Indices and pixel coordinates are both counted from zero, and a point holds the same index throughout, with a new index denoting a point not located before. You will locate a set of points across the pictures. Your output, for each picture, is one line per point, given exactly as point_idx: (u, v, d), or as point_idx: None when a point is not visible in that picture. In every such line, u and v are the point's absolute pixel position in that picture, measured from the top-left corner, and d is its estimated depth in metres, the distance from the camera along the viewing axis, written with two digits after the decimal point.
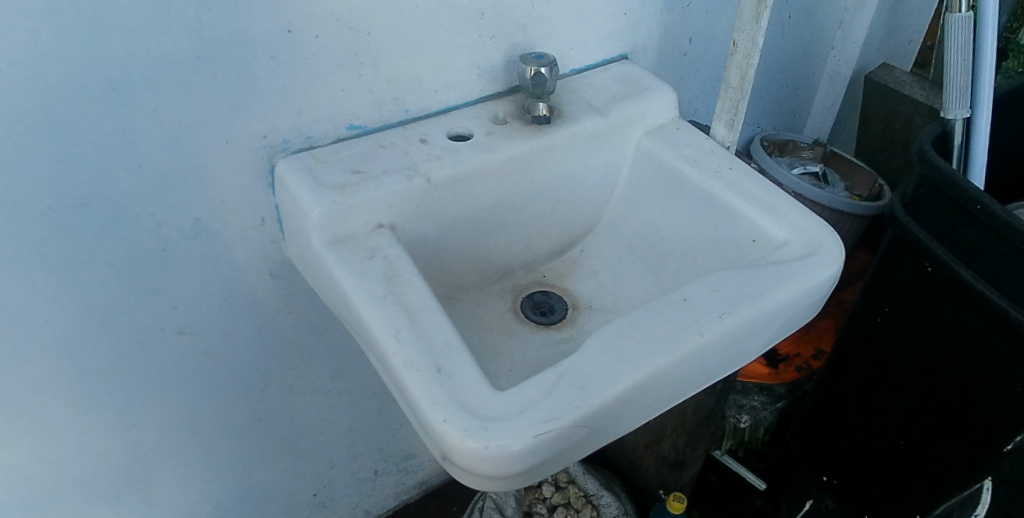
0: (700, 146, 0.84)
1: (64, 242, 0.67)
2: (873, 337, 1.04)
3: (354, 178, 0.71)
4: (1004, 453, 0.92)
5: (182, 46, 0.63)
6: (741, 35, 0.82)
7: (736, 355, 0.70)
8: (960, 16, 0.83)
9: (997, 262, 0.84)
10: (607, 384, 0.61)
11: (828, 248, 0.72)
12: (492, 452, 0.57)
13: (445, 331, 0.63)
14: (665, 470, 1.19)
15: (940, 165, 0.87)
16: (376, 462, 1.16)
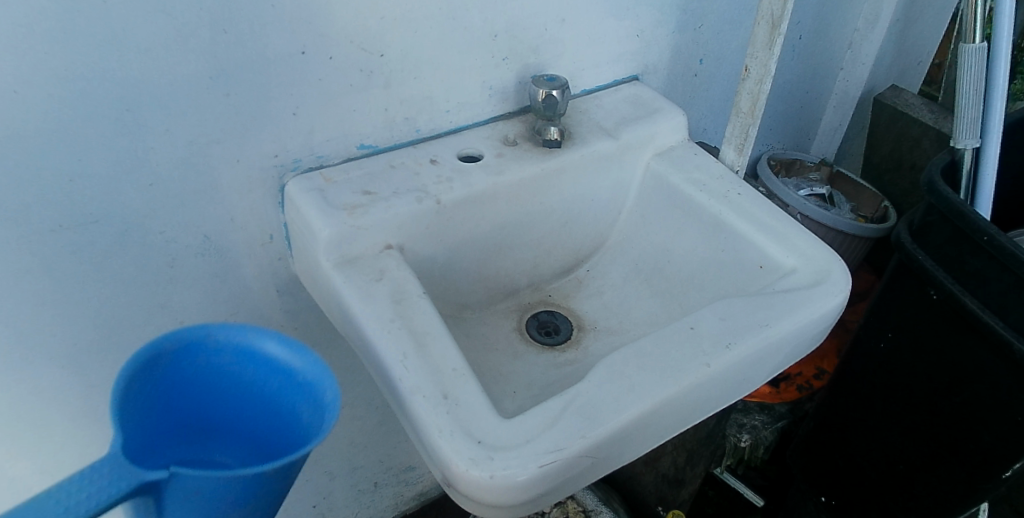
0: (709, 170, 0.84)
1: (74, 260, 0.67)
2: (874, 361, 1.04)
3: (364, 198, 0.71)
4: (1003, 480, 0.92)
5: (197, 66, 0.63)
6: (753, 62, 0.81)
7: (742, 384, 0.70)
8: (974, 46, 0.83)
9: (1002, 293, 0.84)
10: (614, 413, 0.61)
11: (835, 278, 0.72)
12: (498, 482, 0.56)
13: (453, 358, 0.63)
14: (664, 487, 1.19)
15: (947, 194, 0.87)
16: (376, 473, 1.16)
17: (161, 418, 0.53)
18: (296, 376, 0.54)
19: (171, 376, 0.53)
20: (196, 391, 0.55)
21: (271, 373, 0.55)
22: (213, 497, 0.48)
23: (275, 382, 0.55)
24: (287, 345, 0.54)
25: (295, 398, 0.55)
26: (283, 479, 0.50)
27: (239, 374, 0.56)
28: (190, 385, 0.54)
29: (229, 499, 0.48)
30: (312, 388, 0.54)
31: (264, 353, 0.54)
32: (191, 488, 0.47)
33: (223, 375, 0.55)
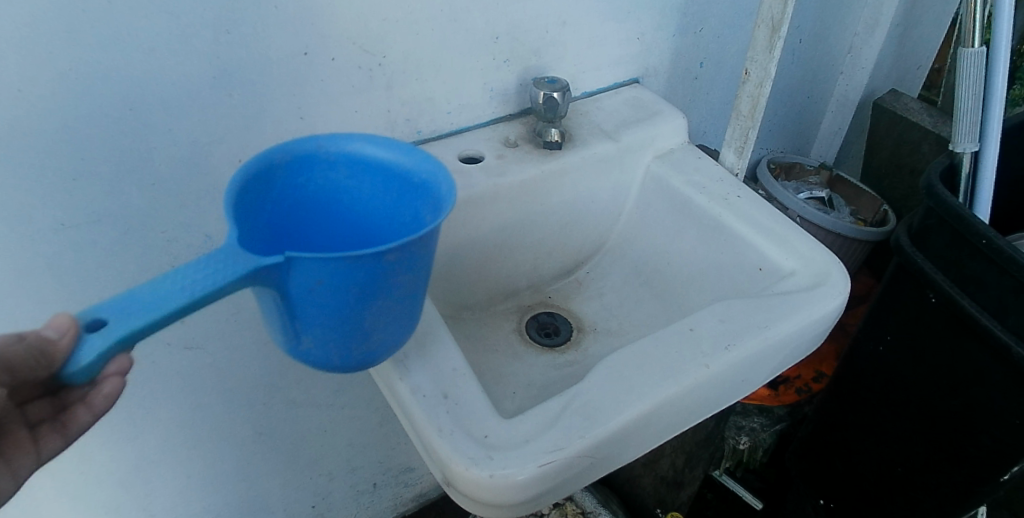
0: (709, 173, 0.84)
1: (76, 259, 0.67)
2: (874, 364, 1.04)
3: None
4: (1002, 483, 0.92)
5: (199, 67, 0.63)
6: (753, 65, 0.82)
7: (742, 385, 0.70)
8: (973, 51, 0.83)
9: (1001, 296, 0.84)
10: (613, 414, 0.61)
11: (835, 280, 0.72)
12: (497, 481, 0.57)
13: (453, 358, 0.64)
14: (663, 489, 1.19)
15: (946, 197, 0.88)
16: (375, 474, 1.16)
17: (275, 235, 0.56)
18: (410, 178, 0.56)
19: (285, 191, 0.55)
20: (309, 206, 0.57)
21: (383, 189, 0.58)
22: (338, 292, 0.49)
23: (392, 192, 0.58)
24: (395, 149, 0.57)
25: (414, 202, 0.57)
26: (407, 272, 0.51)
27: (354, 193, 0.58)
28: (313, 201, 0.57)
29: (355, 290, 0.50)
30: (429, 187, 0.56)
31: (373, 161, 0.57)
32: (319, 276, 0.48)
33: (340, 190, 0.58)
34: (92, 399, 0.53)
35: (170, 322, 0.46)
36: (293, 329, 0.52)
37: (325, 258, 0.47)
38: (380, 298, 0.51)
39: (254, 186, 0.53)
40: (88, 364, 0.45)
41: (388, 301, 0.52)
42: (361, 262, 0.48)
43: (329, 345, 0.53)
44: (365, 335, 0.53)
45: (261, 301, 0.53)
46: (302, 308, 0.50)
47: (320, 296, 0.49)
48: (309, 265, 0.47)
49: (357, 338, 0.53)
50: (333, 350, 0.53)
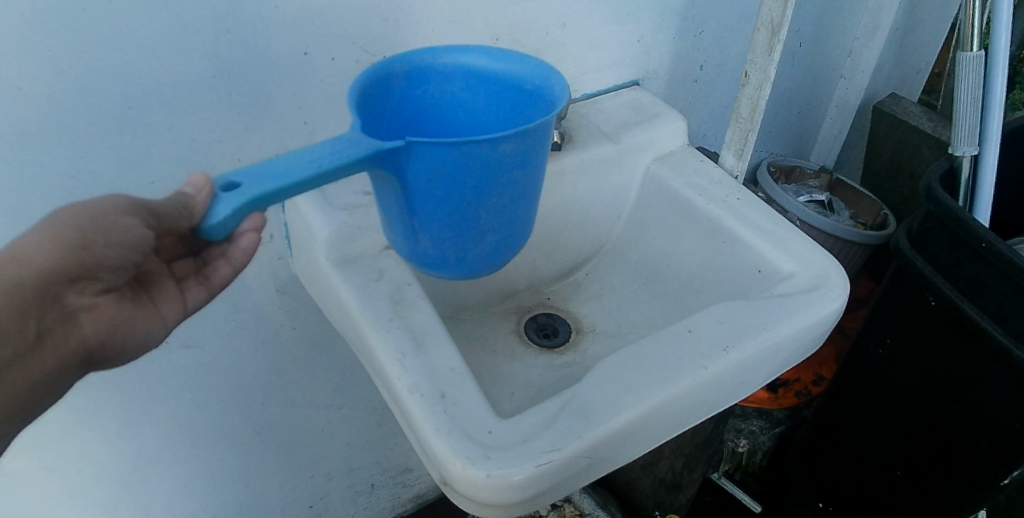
0: (708, 175, 0.84)
1: None
2: (873, 367, 1.04)
3: (365, 199, 0.72)
4: (1001, 487, 0.92)
5: (199, 66, 0.63)
6: (753, 67, 0.82)
7: (740, 387, 0.70)
8: (972, 55, 0.83)
9: (1000, 299, 0.84)
10: (611, 415, 0.61)
11: (833, 282, 0.72)
12: (495, 481, 0.56)
13: (451, 358, 0.64)
14: (662, 491, 1.19)
15: (945, 200, 0.88)
16: (373, 475, 1.16)
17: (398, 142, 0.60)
18: (522, 85, 0.60)
19: (404, 101, 0.60)
20: (428, 118, 0.62)
21: (495, 101, 0.62)
22: (456, 183, 0.53)
23: (506, 101, 0.62)
24: (507, 59, 0.61)
25: (526, 109, 0.61)
26: (518, 168, 0.55)
27: (469, 105, 0.62)
28: (431, 112, 0.62)
29: (471, 181, 0.53)
30: (540, 95, 0.59)
31: (489, 74, 0.61)
32: (441, 165, 0.52)
33: (457, 104, 0.62)
34: (231, 254, 0.61)
35: (297, 190, 0.49)
36: (412, 227, 0.57)
37: (443, 146, 0.51)
38: (494, 192, 0.55)
39: (378, 93, 0.57)
40: (221, 222, 0.49)
41: (503, 197, 0.56)
42: (478, 149, 0.52)
43: (445, 244, 0.58)
44: (479, 234, 0.58)
45: (383, 201, 0.57)
46: (419, 202, 0.55)
47: (438, 186, 0.53)
48: (428, 149, 0.51)
49: (471, 238, 0.57)
50: (448, 248, 0.58)
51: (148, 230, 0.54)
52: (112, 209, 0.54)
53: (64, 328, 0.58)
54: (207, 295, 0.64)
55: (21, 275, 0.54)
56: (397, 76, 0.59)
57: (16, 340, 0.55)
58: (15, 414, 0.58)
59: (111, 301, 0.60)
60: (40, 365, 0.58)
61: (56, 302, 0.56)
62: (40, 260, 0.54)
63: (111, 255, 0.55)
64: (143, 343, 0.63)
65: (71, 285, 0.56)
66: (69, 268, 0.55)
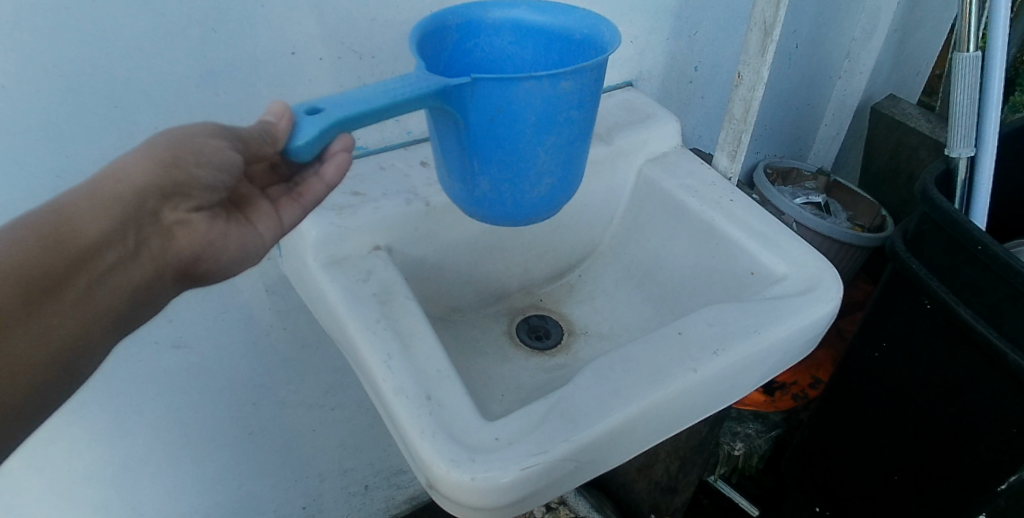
0: (701, 177, 0.84)
1: None
2: (870, 370, 1.03)
3: (353, 199, 0.72)
4: (1000, 492, 0.91)
5: (185, 65, 0.63)
6: (746, 68, 0.81)
7: (731, 389, 0.69)
8: (970, 56, 0.83)
9: (996, 303, 0.83)
10: (597, 418, 0.60)
11: (826, 286, 0.72)
12: (479, 484, 0.56)
13: (438, 359, 0.63)
14: (657, 494, 1.18)
15: (941, 202, 0.87)
16: (367, 476, 1.15)
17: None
18: (571, 36, 0.62)
19: (455, 54, 0.62)
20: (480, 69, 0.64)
21: (545, 52, 0.64)
22: (516, 121, 0.55)
23: (555, 54, 0.63)
24: (553, 10, 0.62)
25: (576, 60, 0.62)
26: (576, 108, 0.57)
27: (517, 58, 0.64)
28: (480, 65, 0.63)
29: (532, 122, 0.56)
30: (589, 43, 0.61)
31: (541, 26, 0.63)
32: (502, 104, 0.54)
33: (505, 57, 0.64)
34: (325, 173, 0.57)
35: (375, 119, 0.51)
36: (472, 170, 0.59)
37: (507, 82, 0.53)
38: (552, 132, 0.57)
39: (432, 46, 0.59)
40: (306, 145, 0.50)
41: (559, 137, 0.58)
42: (537, 87, 0.54)
43: (502, 187, 0.59)
44: (535, 175, 0.60)
45: (441, 144, 0.59)
46: (479, 144, 0.57)
47: (499, 124, 0.55)
48: (490, 85, 0.53)
49: (528, 180, 0.59)
50: (508, 190, 0.60)
51: (237, 154, 0.53)
52: (201, 130, 0.53)
53: (159, 243, 0.56)
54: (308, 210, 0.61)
55: (115, 189, 0.53)
56: (450, 30, 0.60)
57: (114, 252, 0.54)
58: (115, 324, 0.56)
59: (207, 217, 0.57)
60: (136, 278, 0.56)
61: (152, 216, 0.55)
62: (133, 175, 0.53)
63: (205, 174, 0.54)
64: (243, 260, 0.60)
65: (163, 197, 0.54)
66: (161, 179, 0.54)
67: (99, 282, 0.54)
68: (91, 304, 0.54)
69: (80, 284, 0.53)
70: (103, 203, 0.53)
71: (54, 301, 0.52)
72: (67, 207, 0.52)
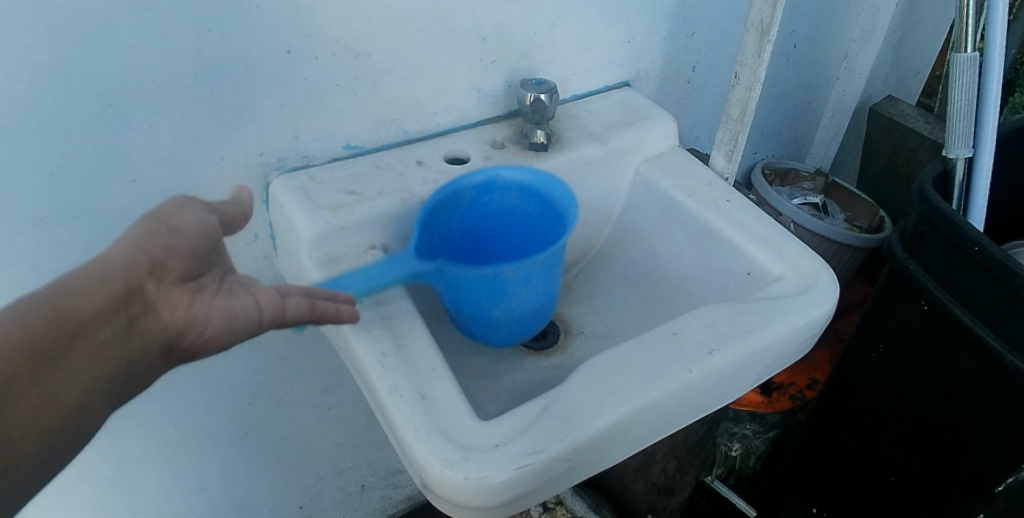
0: (698, 176, 0.84)
1: (56, 254, 0.67)
2: (867, 371, 1.03)
3: (348, 198, 0.72)
4: (997, 494, 0.91)
5: (179, 65, 0.63)
6: (743, 68, 0.81)
7: (727, 389, 0.69)
8: (966, 57, 0.82)
9: (993, 304, 0.83)
10: (592, 417, 0.60)
11: (822, 286, 0.72)
12: (473, 484, 0.56)
13: (432, 359, 0.63)
14: (654, 495, 1.18)
15: (938, 203, 0.87)
16: (364, 476, 1.15)
17: (461, 238, 0.77)
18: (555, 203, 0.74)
19: (469, 206, 0.75)
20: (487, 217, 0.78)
21: (542, 212, 0.77)
22: (475, 290, 0.71)
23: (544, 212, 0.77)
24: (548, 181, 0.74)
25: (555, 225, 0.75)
26: (516, 268, 0.69)
27: (522, 211, 0.78)
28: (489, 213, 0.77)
29: (486, 288, 0.70)
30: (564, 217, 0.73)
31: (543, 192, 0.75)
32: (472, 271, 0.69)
33: (512, 208, 0.78)
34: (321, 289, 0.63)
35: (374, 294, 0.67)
36: (446, 297, 0.73)
37: (464, 268, 0.69)
38: (501, 281, 0.70)
39: (447, 203, 0.73)
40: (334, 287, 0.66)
41: (524, 292, 0.72)
42: (491, 275, 0.69)
43: (462, 306, 0.73)
44: (494, 321, 0.74)
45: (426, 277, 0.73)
46: (453, 291, 0.72)
47: (462, 288, 0.71)
48: (455, 272, 0.69)
49: (484, 305, 0.72)
50: (479, 328, 0.75)
51: (203, 220, 0.60)
52: (173, 204, 0.60)
53: (148, 316, 0.58)
54: (309, 314, 0.62)
55: (106, 266, 0.57)
56: (464, 185, 0.74)
57: (104, 324, 0.56)
58: (108, 395, 0.57)
59: (194, 291, 0.60)
60: (127, 349, 0.58)
61: (140, 292, 0.58)
62: (118, 252, 0.57)
63: (182, 242, 0.59)
64: (234, 337, 0.62)
65: (152, 273, 0.58)
66: (147, 255, 0.58)
67: (91, 354, 0.56)
68: (83, 371, 0.55)
69: (75, 356, 0.55)
70: (97, 280, 0.56)
71: (48, 372, 0.54)
72: (53, 289, 0.56)
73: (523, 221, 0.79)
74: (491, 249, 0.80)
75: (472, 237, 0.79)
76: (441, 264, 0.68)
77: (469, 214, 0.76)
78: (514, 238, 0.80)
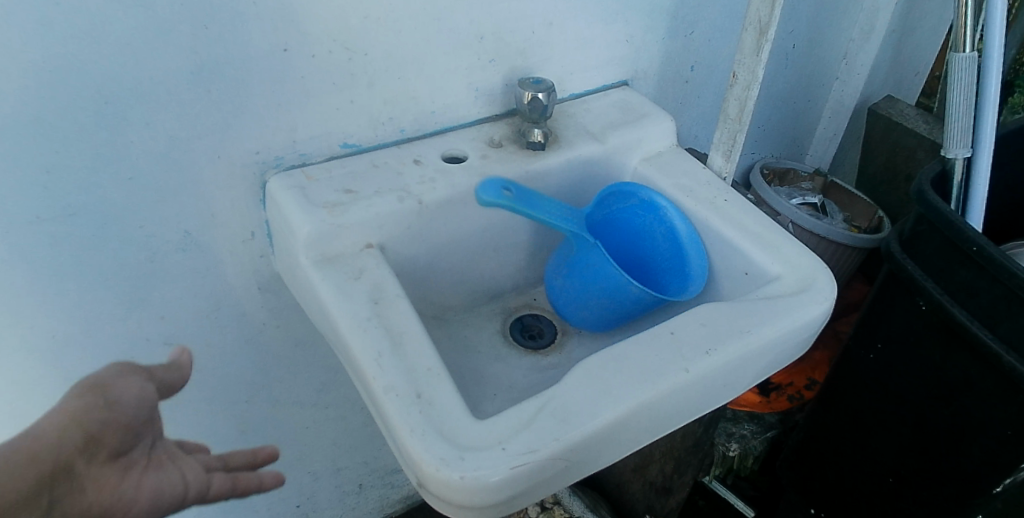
0: (696, 176, 0.83)
1: (52, 252, 0.67)
2: (865, 371, 1.03)
3: (345, 197, 0.72)
4: (995, 494, 0.90)
5: (176, 63, 0.63)
6: (741, 68, 0.81)
7: (724, 389, 0.69)
8: (964, 56, 0.83)
9: (991, 304, 0.83)
10: (588, 417, 0.60)
11: (820, 285, 0.72)
12: (468, 483, 0.56)
13: (428, 358, 0.63)
14: (652, 495, 1.18)
15: (936, 203, 0.87)
16: (361, 475, 1.15)
17: (598, 233, 0.82)
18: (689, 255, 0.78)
19: (627, 209, 0.80)
20: (619, 226, 0.82)
21: (672, 256, 0.80)
22: (597, 279, 0.76)
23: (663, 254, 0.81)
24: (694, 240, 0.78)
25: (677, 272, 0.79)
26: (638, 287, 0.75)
27: (657, 247, 0.81)
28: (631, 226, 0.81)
29: (601, 284, 0.76)
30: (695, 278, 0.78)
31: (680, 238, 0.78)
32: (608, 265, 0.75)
33: (652, 237, 0.81)
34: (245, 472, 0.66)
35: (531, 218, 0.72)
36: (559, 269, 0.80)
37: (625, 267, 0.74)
38: (619, 289, 0.76)
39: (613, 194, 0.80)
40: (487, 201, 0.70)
41: (627, 306, 0.77)
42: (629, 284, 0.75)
43: (567, 287, 0.79)
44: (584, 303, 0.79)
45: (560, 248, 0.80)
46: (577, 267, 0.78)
47: (586, 269, 0.77)
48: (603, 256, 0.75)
49: (586, 294, 0.78)
50: (567, 301, 0.81)
51: (148, 389, 0.60)
52: (114, 371, 0.59)
53: (70, 494, 0.56)
54: (232, 489, 0.65)
55: (35, 446, 0.54)
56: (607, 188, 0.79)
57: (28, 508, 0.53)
58: None
59: (124, 467, 0.59)
60: None
61: (69, 470, 0.55)
62: (54, 420, 0.56)
63: (124, 408, 0.58)
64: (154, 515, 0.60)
65: (85, 449, 0.56)
66: (79, 432, 0.56)
67: None
68: None
69: None
70: (24, 462, 0.54)
71: None
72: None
73: (648, 253, 0.82)
74: (622, 259, 0.84)
75: (602, 236, 0.83)
76: (596, 245, 0.75)
77: (617, 214, 0.81)
78: (633, 257, 0.83)
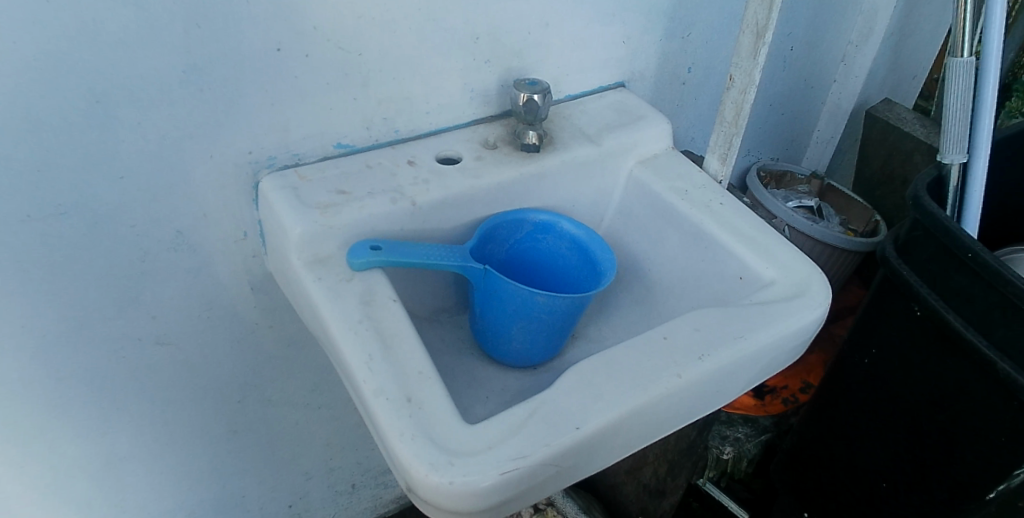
0: (691, 179, 0.83)
1: (41, 252, 0.67)
2: (859, 377, 1.02)
3: (338, 198, 0.71)
4: (988, 501, 0.91)
5: (167, 62, 0.63)
6: (738, 71, 0.81)
7: (716, 395, 0.68)
8: (961, 61, 0.82)
9: (987, 311, 0.83)
10: (580, 422, 0.60)
11: (815, 291, 0.72)
12: (458, 488, 0.56)
13: (420, 361, 0.63)
14: (646, 497, 1.17)
15: (933, 209, 0.86)
16: (354, 475, 1.15)
17: (510, 272, 0.80)
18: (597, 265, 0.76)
19: (523, 237, 0.78)
20: (529, 258, 0.80)
21: (584, 267, 0.78)
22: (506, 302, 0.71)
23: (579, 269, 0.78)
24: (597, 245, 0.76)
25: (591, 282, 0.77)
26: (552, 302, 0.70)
27: (565, 259, 0.79)
28: (536, 252, 0.80)
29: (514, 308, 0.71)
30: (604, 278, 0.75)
31: (582, 242, 0.77)
32: (505, 290, 0.70)
33: (556, 254, 0.79)
34: None
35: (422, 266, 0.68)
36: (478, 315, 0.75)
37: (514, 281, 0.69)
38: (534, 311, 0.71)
39: (504, 227, 0.77)
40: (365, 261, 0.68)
41: (545, 322, 0.72)
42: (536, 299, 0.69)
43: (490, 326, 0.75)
44: (508, 337, 0.74)
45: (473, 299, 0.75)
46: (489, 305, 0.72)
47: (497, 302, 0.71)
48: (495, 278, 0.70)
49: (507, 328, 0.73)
50: (494, 342, 0.76)
51: None
52: None
53: None
54: None
55: None
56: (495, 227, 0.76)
57: None
58: None
59: None
60: None
61: None
62: None
63: None
64: None
65: None
66: None
67: None
68: None
69: None
70: None
71: None
72: None
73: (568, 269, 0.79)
74: (539, 283, 0.81)
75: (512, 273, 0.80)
76: (488, 270, 0.69)
77: (519, 247, 0.79)
78: (554, 280, 0.81)
